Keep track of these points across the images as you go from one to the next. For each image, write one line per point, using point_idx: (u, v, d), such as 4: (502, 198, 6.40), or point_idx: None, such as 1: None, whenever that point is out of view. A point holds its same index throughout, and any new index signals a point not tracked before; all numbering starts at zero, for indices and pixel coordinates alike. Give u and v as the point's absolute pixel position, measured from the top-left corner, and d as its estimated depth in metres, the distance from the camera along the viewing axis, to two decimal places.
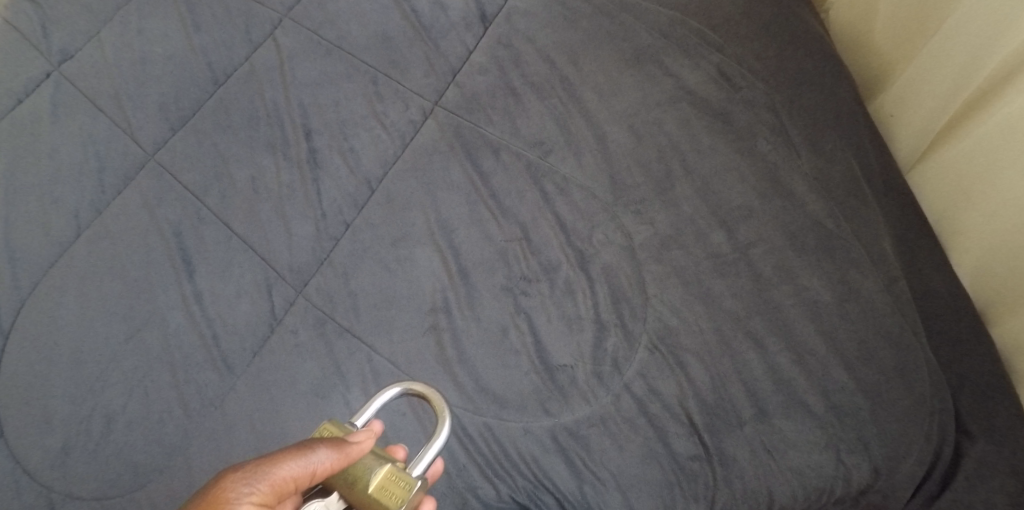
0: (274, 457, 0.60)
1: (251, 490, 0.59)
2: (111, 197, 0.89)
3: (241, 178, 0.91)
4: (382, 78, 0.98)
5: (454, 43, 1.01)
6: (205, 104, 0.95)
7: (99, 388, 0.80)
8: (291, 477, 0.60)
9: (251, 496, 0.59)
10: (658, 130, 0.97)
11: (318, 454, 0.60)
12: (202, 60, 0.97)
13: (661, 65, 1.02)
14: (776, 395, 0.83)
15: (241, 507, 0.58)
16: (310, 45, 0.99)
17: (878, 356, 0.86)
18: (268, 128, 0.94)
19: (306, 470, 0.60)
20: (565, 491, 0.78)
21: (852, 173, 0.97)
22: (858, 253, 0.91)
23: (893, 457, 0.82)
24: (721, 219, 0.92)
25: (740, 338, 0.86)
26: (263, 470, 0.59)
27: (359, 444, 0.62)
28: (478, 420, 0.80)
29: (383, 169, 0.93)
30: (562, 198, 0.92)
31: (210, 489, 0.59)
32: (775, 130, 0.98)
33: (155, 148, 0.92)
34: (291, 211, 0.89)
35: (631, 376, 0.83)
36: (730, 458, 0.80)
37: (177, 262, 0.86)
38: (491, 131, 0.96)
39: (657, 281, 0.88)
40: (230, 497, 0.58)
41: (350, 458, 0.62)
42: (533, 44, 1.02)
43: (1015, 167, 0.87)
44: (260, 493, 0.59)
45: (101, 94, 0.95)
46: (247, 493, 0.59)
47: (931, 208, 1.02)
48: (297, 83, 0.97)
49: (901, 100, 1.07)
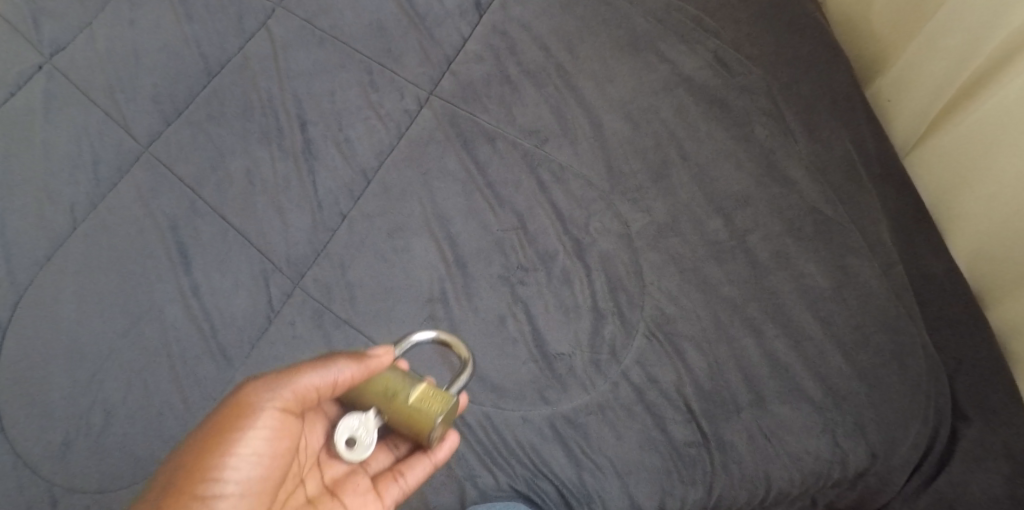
0: (297, 368, 0.64)
1: (275, 395, 0.63)
2: (106, 191, 0.89)
3: (237, 170, 0.91)
4: (377, 67, 0.97)
5: (449, 30, 1.00)
6: (199, 95, 0.94)
7: (98, 381, 0.80)
8: (313, 386, 0.64)
9: (274, 402, 0.63)
10: (655, 117, 0.97)
11: (339, 364, 0.65)
12: (195, 51, 0.96)
13: (657, 51, 1.01)
14: (773, 380, 0.84)
15: (266, 412, 0.63)
16: (304, 35, 0.98)
17: (874, 340, 0.86)
18: (262, 119, 0.94)
19: (329, 379, 0.65)
20: (564, 479, 0.78)
21: (848, 158, 0.97)
22: (855, 238, 0.91)
23: (890, 440, 0.83)
24: (718, 206, 0.92)
25: (737, 325, 0.86)
26: (287, 378, 0.64)
27: (380, 357, 0.68)
28: (477, 409, 0.80)
29: (379, 159, 0.92)
30: (559, 186, 0.92)
31: (237, 397, 0.63)
32: (772, 116, 0.98)
33: (150, 140, 0.92)
34: (287, 203, 0.89)
35: (629, 364, 0.83)
36: (727, 443, 0.81)
37: (174, 255, 0.86)
38: (487, 120, 0.95)
39: (654, 268, 0.88)
40: (256, 402, 0.62)
41: (371, 370, 0.67)
42: (528, 32, 1.01)
43: (1012, 150, 0.87)
44: (284, 400, 0.64)
45: (94, 87, 0.94)
46: (272, 398, 0.63)
47: (928, 192, 1.02)
48: (291, 74, 0.96)
49: (898, 84, 1.07)
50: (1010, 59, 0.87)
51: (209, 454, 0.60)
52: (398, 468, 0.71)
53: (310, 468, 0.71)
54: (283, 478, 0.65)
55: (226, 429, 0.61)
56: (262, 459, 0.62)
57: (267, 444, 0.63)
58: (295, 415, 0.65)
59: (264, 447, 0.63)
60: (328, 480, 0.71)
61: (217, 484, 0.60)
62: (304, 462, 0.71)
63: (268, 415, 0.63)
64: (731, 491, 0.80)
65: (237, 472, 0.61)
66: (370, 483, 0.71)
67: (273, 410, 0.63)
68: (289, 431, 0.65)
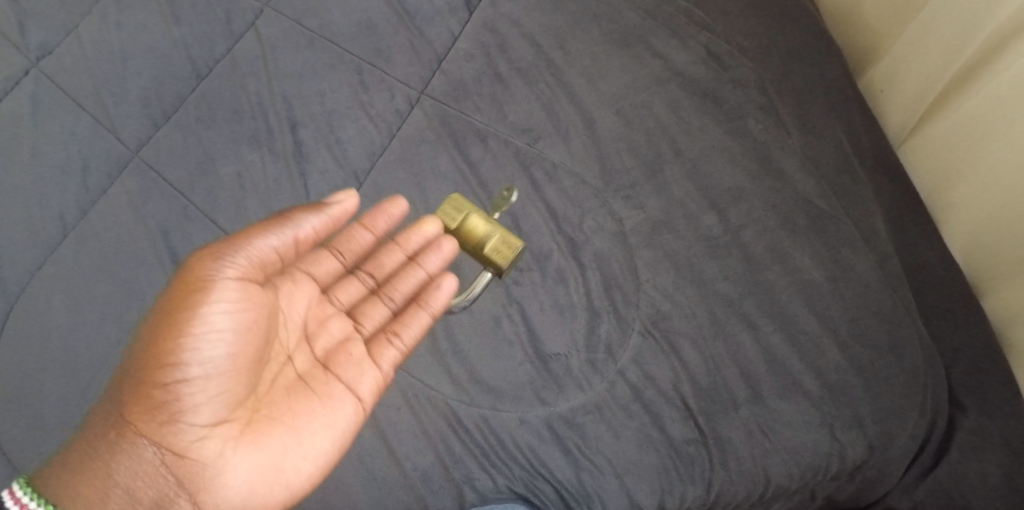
0: (251, 235, 0.72)
1: (233, 266, 0.69)
2: (96, 197, 0.88)
3: (228, 174, 0.90)
4: (366, 67, 0.96)
5: (439, 28, 0.99)
6: (188, 98, 0.93)
7: (92, 391, 0.79)
8: (270, 250, 0.72)
9: (231, 270, 0.69)
10: (647, 112, 0.96)
11: (297, 223, 0.74)
12: (183, 53, 0.95)
13: (649, 46, 1.00)
14: (770, 376, 0.84)
15: (226, 279, 0.68)
16: (292, 35, 0.97)
17: (870, 333, 0.86)
18: (252, 121, 0.92)
19: (285, 240, 0.73)
20: (563, 479, 0.78)
21: (842, 151, 0.97)
22: (849, 231, 0.91)
23: (887, 433, 0.83)
24: (712, 201, 0.92)
25: (733, 321, 0.86)
26: (245, 244, 0.71)
27: (342, 203, 0.77)
28: (473, 411, 0.80)
29: (371, 161, 0.92)
30: (552, 184, 0.91)
31: (193, 269, 0.69)
32: (764, 109, 0.97)
33: (139, 145, 0.90)
34: (279, 206, 0.88)
35: (625, 363, 0.83)
36: (725, 440, 0.81)
37: (165, 261, 0.85)
38: (478, 119, 0.95)
39: (650, 266, 0.88)
40: (213, 271, 0.68)
41: (331, 220, 0.76)
42: (519, 28, 1.00)
43: (1008, 139, 0.87)
44: (243, 266, 0.70)
45: (81, 91, 0.93)
46: (228, 266, 0.69)
47: (922, 183, 1.01)
48: (280, 75, 0.95)
49: (890, 75, 1.06)
50: (1003, 49, 0.87)
51: (176, 337, 0.66)
52: (394, 330, 0.79)
53: (296, 345, 0.76)
54: (262, 350, 0.70)
55: (188, 305, 0.67)
56: (230, 331, 0.67)
57: (232, 317, 0.68)
58: (256, 283, 0.71)
59: (229, 318, 0.67)
60: (319, 354, 0.77)
61: (189, 359, 0.65)
62: (289, 340, 0.76)
63: (228, 290, 0.68)
64: (729, 488, 0.80)
65: (210, 350, 0.66)
66: (362, 351, 0.77)
67: (231, 278, 0.69)
68: (254, 299, 0.70)
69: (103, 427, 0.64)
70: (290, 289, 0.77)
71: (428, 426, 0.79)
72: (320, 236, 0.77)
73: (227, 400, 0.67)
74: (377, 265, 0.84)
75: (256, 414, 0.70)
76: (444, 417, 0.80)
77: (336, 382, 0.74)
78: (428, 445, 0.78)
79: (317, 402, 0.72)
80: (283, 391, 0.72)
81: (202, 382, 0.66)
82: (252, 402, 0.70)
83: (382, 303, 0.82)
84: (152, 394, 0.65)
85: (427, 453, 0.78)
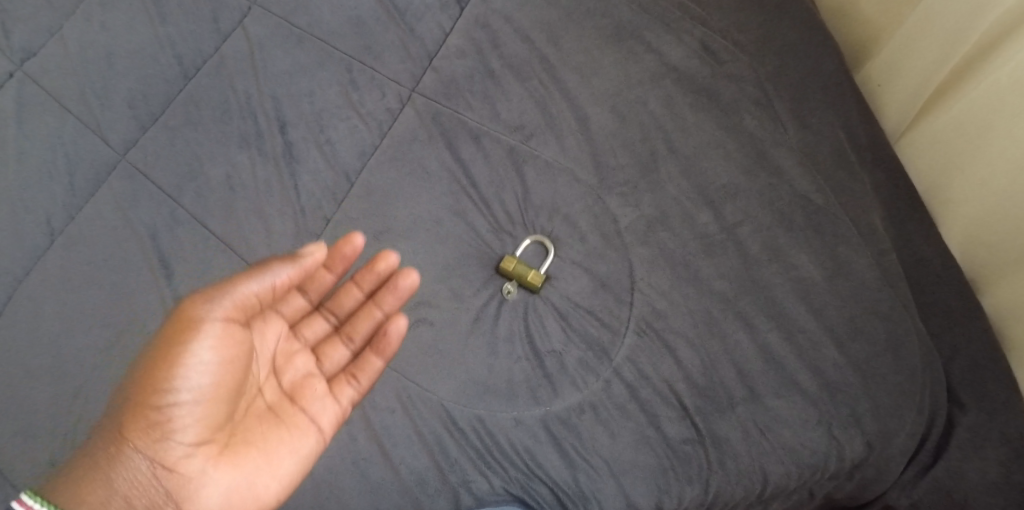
0: (238, 279, 0.65)
1: (220, 307, 0.63)
2: (83, 201, 0.86)
3: (217, 176, 0.88)
4: (356, 65, 0.94)
5: (430, 25, 0.97)
6: (175, 99, 0.91)
7: (81, 399, 0.78)
8: (254, 294, 0.65)
9: (217, 313, 0.63)
10: (642, 109, 0.95)
11: (277, 270, 0.66)
12: (170, 53, 0.93)
13: (643, 41, 0.99)
14: (767, 374, 0.83)
15: (210, 324, 0.63)
16: (281, 33, 0.95)
17: (868, 331, 0.86)
18: (241, 121, 0.91)
19: (267, 284, 0.66)
20: (559, 481, 0.78)
21: (838, 145, 0.96)
22: (847, 227, 0.90)
23: (886, 431, 0.82)
24: (708, 198, 0.91)
25: (730, 320, 0.85)
26: (232, 289, 0.65)
27: (315, 253, 0.68)
28: (468, 413, 0.79)
29: (362, 160, 0.90)
30: (545, 183, 0.90)
31: (177, 317, 0.63)
32: (760, 105, 0.96)
33: (126, 147, 0.89)
34: (269, 208, 0.87)
35: (622, 362, 0.82)
36: (723, 439, 0.80)
37: (154, 265, 0.84)
38: (471, 117, 0.93)
39: (645, 264, 0.87)
40: (198, 316, 0.62)
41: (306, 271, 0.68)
42: (510, 24, 0.99)
43: (1008, 134, 0.86)
44: (226, 310, 0.64)
45: (67, 93, 0.91)
46: (213, 310, 0.63)
47: (920, 178, 1.01)
48: (269, 73, 0.93)
49: (887, 69, 1.05)
50: (1003, 42, 0.86)
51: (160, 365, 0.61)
52: (353, 372, 0.75)
53: (264, 380, 0.70)
54: (239, 389, 0.65)
55: (173, 346, 0.62)
56: (213, 368, 0.62)
57: (216, 353, 0.62)
58: (241, 325, 0.65)
59: (212, 357, 0.62)
60: (285, 386, 0.71)
61: (174, 393, 0.61)
62: (258, 372, 0.70)
63: (214, 326, 0.63)
64: (728, 487, 0.79)
65: (187, 380, 0.61)
66: (326, 387, 0.73)
67: (218, 321, 0.63)
68: (236, 340, 0.64)
69: (103, 445, 0.62)
70: (260, 321, 0.71)
71: (423, 429, 0.78)
72: (297, 283, 0.69)
73: (207, 424, 0.62)
74: (342, 300, 0.80)
75: (234, 440, 0.65)
76: (439, 420, 0.79)
77: (305, 417, 0.70)
78: (423, 448, 0.78)
79: (287, 438, 0.68)
80: (255, 418, 0.67)
81: (181, 410, 0.61)
82: (229, 425, 0.65)
83: (342, 344, 0.77)
84: (144, 415, 0.61)
85: (422, 456, 0.77)
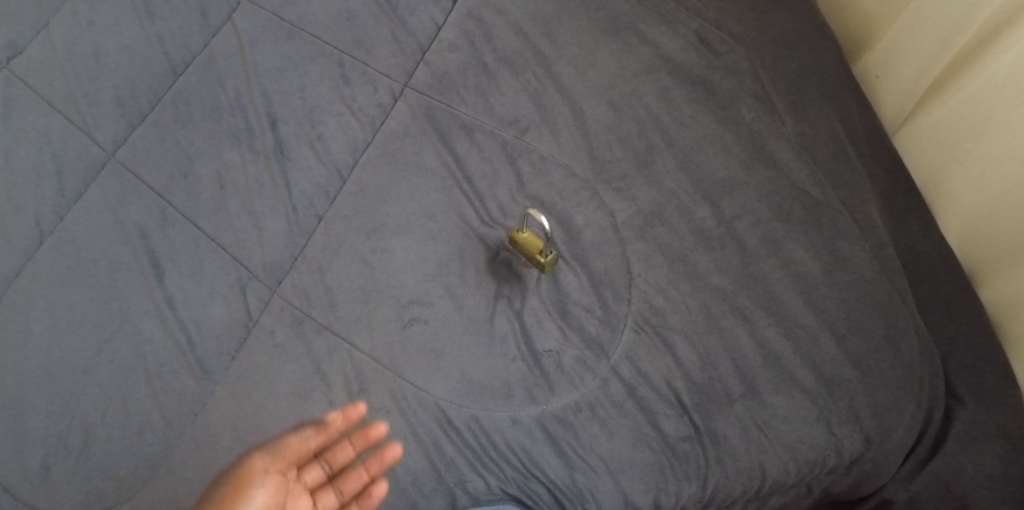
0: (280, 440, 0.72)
1: (269, 461, 0.70)
2: (73, 201, 0.85)
3: (207, 174, 0.87)
4: (348, 60, 0.93)
5: (423, 18, 0.96)
6: (164, 97, 0.90)
7: (73, 401, 0.77)
8: (292, 451, 0.72)
9: (270, 467, 0.70)
10: (637, 102, 0.94)
11: (308, 435, 0.73)
12: (158, 49, 0.91)
13: (639, 33, 0.98)
14: (765, 370, 0.83)
15: (262, 479, 0.68)
16: (271, 28, 0.93)
17: (867, 326, 0.85)
18: (231, 119, 0.89)
19: (302, 445, 0.73)
20: (556, 480, 0.77)
21: (836, 137, 0.95)
22: (845, 220, 0.90)
23: (885, 426, 0.82)
24: (705, 193, 0.90)
25: (727, 315, 0.85)
26: (280, 443, 0.72)
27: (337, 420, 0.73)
28: (464, 412, 0.78)
29: (354, 157, 0.89)
30: (540, 178, 0.89)
31: (235, 469, 0.70)
32: (758, 98, 0.95)
33: (115, 146, 0.87)
34: (260, 207, 0.86)
35: (618, 360, 0.81)
36: (721, 436, 0.80)
37: (145, 266, 0.82)
38: (464, 112, 0.92)
39: (641, 260, 0.86)
40: (254, 469, 0.69)
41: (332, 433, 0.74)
42: (504, 17, 0.98)
43: (1007, 125, 0.85)
44: (274, 466, 0.70)
45: (54, 92, 0.89)
46: (266, 464, 0.70)
47: (919, 170, 1.00)
48: (259, 70, 0.92)
49: (886, 59, 1.03)
50: (1003, 31, 0.84)
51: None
52: None
53: None
54: None
55: (231, 495, 0.67)
56: None
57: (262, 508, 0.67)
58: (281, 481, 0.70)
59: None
60: None
61: None
62: None
63: (265, 480, 0.68)
64: (726, 484, 0.79)
65: None
66: None
67: (267, 477, 0.69)
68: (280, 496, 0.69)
69: None
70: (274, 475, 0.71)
71: (418, 429, 0.78)
72: (321, 449, 0.75)
73: None
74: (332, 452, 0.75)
75: None
76: (435, 419, 0.78)
77: None
78: (419, 448, 0.77)
79: None
80: None
81: None
82: None
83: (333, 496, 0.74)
84: None
85: (418, 456, 0.77)
